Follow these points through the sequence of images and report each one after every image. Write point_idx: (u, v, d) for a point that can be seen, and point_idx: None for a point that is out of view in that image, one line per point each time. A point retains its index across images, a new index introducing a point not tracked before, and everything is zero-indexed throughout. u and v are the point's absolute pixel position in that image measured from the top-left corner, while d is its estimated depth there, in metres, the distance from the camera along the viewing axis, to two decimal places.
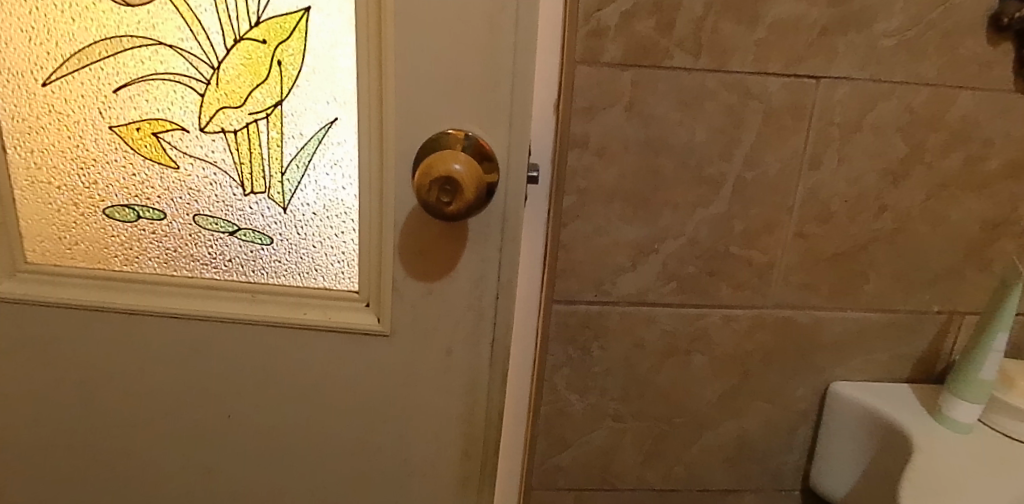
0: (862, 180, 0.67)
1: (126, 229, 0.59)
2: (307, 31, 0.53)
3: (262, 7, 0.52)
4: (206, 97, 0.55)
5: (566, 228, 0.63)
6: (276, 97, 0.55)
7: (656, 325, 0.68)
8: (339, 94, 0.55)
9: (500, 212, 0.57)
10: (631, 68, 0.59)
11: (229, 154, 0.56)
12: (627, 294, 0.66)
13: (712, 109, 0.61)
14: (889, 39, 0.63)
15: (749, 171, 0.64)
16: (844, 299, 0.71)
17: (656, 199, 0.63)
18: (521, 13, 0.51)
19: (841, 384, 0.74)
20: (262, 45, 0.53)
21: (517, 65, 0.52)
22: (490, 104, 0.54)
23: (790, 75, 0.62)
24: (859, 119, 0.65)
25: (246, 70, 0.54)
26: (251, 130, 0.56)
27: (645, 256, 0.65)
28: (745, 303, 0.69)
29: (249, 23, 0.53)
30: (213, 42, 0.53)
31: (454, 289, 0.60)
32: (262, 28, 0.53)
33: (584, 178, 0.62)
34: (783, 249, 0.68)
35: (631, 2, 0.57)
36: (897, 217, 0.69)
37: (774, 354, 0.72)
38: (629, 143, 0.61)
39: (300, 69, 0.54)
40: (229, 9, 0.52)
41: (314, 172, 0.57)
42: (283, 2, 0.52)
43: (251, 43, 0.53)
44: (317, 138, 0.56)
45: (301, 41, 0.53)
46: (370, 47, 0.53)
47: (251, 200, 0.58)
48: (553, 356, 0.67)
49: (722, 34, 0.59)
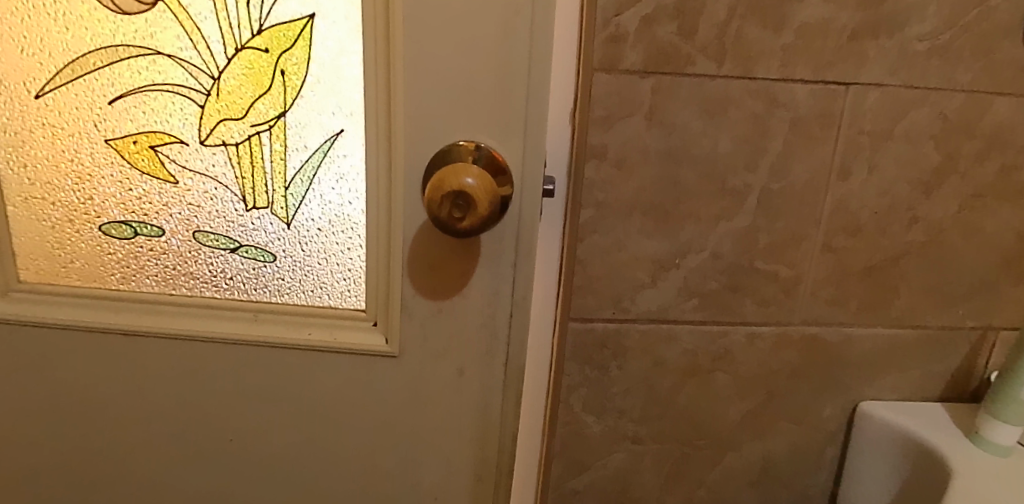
0: (893, 190, 0.64)
1: (122, 247, 0.56)
2: (312, 39, 0.51)
3: (264, 15, 0.50)
4: (206, 108, 0.52)
5: (583, 243, 0.60)
6: (279, 108, 0.52)
7: (677, 343, 0.65)
8: (345, 105, 0.52)
9: (514, 227, 0.54)
10: (652, 75, 0.56)
11: (230, 168, 0.54)
12: (647, 311, 0.63)
13: (736, 117, 0.59)
14: (922, 43, 0.60)
15: (774, 182, 0.61)
16: (874, 314, 0.68)
17: (678, 212, 0.60)
18: (536, 18, 0.48)
19: (871, 403, 0.71)
20: (264, 54, 0.51)
21: (532, 73, 0.50)
22: (504, 115, 0.51)
23: (818, 81, 0.59)
24: (890, 126, 0.62)
25: (248, 80, 0.51)
26: (253, 142, 0.53)
27: (666, 271, 0.62)
28: (771, 320, 0.66)
29: (251, 31, 0.50)
30: (213, 50, 0.51)
31: (466, 307, 0.57)
32: (265, 36, 0.50)
33: (602, 190, 0.59)
34: (810, 263, 0.65)
35: (652, 6, 0.55)
36: (930, 228, 0.66)
37: (800, 373, 0.69)
38: (649, 154, 0.58)
39: (304, 79, 0.52)
40: (230, 16, 0.50)
41: (320, 186, 0.55)
42: (286, 9, 0.50)
43: (253, 53, 0.51)
44: (322, 151, 0.54)
45: (305, 49, 0.51)
46: (377, 55, 0.50)
47: (253, 215, 0.55)
48: (570, 376, 0.64)
49: (747, 39, 0.57)
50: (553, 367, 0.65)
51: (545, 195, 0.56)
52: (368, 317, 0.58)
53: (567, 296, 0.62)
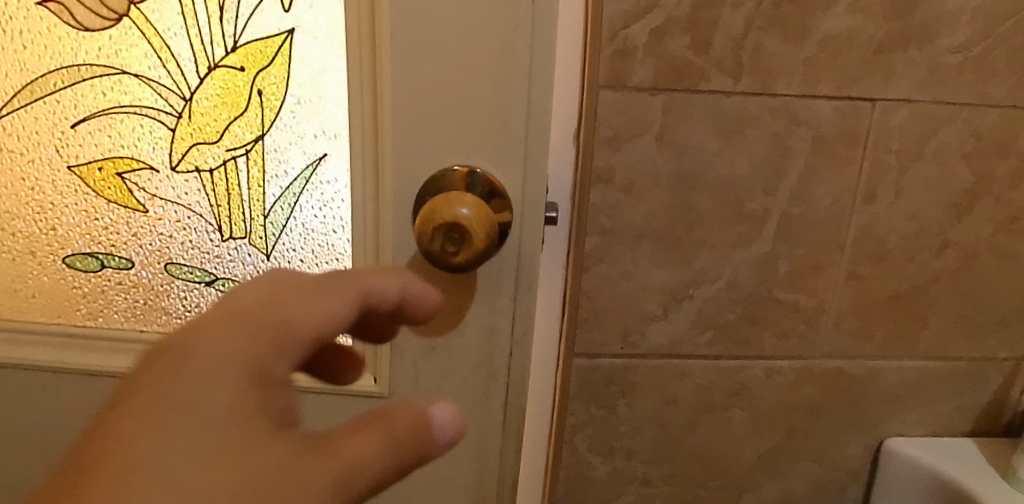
0: (922, 214, 0.59)
1: (88, 280, 0.53)
2: (291, 56, 0.46)
3: (239, 30, 0.46)
4: (178, 131, 0.48)
5: (588, 273, 0.56)
6: (257, 131, 0.48)
7: (690, 380, 0.60)
8: (329, 128, 0.48)
9: (513, 258, 0.49)
10: (663, 92, 0.52)
11: (204, 196, 0.50)
12: (658, 346, 0.58)
13: (754, 137, 0.54)
14: (952, 56, 0.55)
15: (795, 206, 0.57)
16: (902, 346, 0.63)
17: (691, 239, 0.56)
18: (537, 32, 0.44)
19: (898, 439, 0.66)
20: (240, 72, 0.46)
21: (533, 91, 0.45)
22: (502, 137, 0.46)
23: (842, 97, 0.54)
24: (919, 145, 0.57)
25: (222, 102, 0.47)
26: (229, 168, 0.49)
27: (677, 302, 0.58)
28: (791, 354, 0.61)
29: (225, 49, 0.46)
30: (183, 69, 0.46)
31: (462, 345, 0.52)
32: (240, 53, 0.46)
33: (608, 216, 0.54)
34: (833, 292, 0.60)
35: (663, 18, 0.50)
36: (961, 254, 0.61)
37: (823, 409, 0.64)
38: (660, 178, 0.54)
39: (283, 100, 0.47)
40: (201, 32, 0.46)
41: (302, 215, 0.50)
42: (263, 24, 0.45)
43: (227, 71, 0.46)
44: (304, 178, 0.49)
45: (284, 67, 0.46)
46: (363, 72, 0.45)
47: (230, 247, 0.51)
48: (574, 415, 0.60)
49: (765, 53, 0.52)
50: (555, 404, 0.61)
51: (548, 224, 0.51)
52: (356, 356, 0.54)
53: (568, 330, 0.57)
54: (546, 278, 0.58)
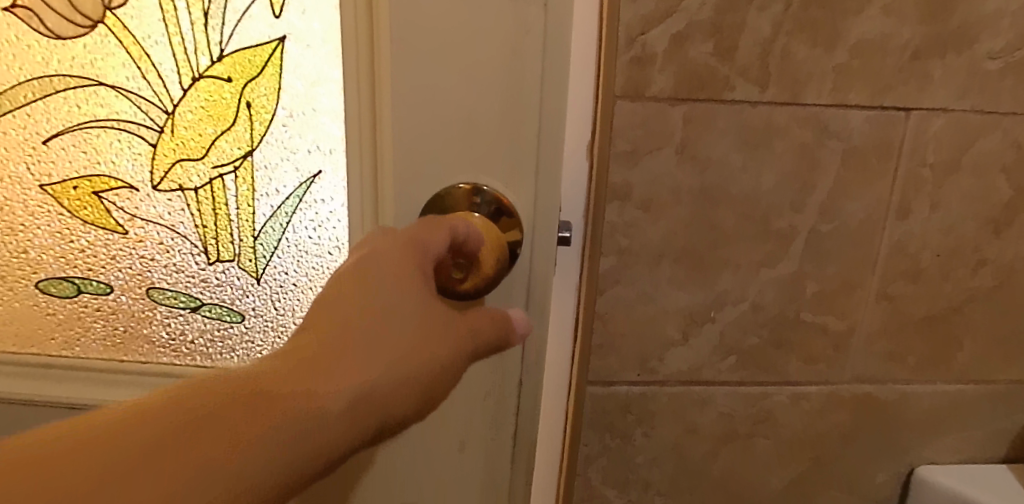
0: (958, 230, 0.55)
1: (65, 307, 0.49)
2: (282, 66, 0.42)
3: (225, 37, 0.42)
4: (160, 147, 0.44)
5: (603, 296, 0.52)
6: (246, 146, 0.44)
7: (711, 408, 0.56)
8: (323, 143, 0.44)
9: (524, 282, 0.46)
10: (684, 102, 0.48)
11: (189, 216, 0.46)
12: (677, 372, 0.55)
13: (782, 149, 0.50)
14: (994, 62, 0.51)
15: (824, 223, 0.53)
16: (935, 369, 0.59)
17: (713, 258, 0.52)
18: (550, 38, 0.39)
19: (930, 468, 0.62)
20: (227, 83, 0.43)
21: (546, 103, 0.41)
22: (512, 152, 0.42)
23: (875, 106, 0.51)
24: (957, 157, 0.53)
25: (208, 115, 0.44)
26: (216, 187, 0.45)
27: (698, 326, 0.54)
28: (818, 379, 0.57)
29: (210, 58, 0.42)
30: (165, 80, 0.43)
31: (469, 375, 0.48)
32: (226, 63, 0.42)
33: (625, 235, 0.51)
34: (863, 313, 0.56)
35: (684, 22, 0.46)
36: (1000, 271, 0.57)
37: (851, 436, 0.60)
38: (680, 194, 0.50)
39: (274, 112, 0.43)
40: (184, 40, 0.42)
41: (295, 237, 0.46)
42: (251, 31, 0.42)
43: (213, 82, 0.43)
44: (297, 196, 0.45)
45: (274, 77, 0.43)
46: (360, 82, 0.41)
47: (217, 270, 0.47)
48: (588, 445, 0.56)
49: (794, 60, 0.48)
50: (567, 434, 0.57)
51: (561, 243, 0.47)
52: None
53: (581, 356, 0.54)
54: (557, 300, 0.54)
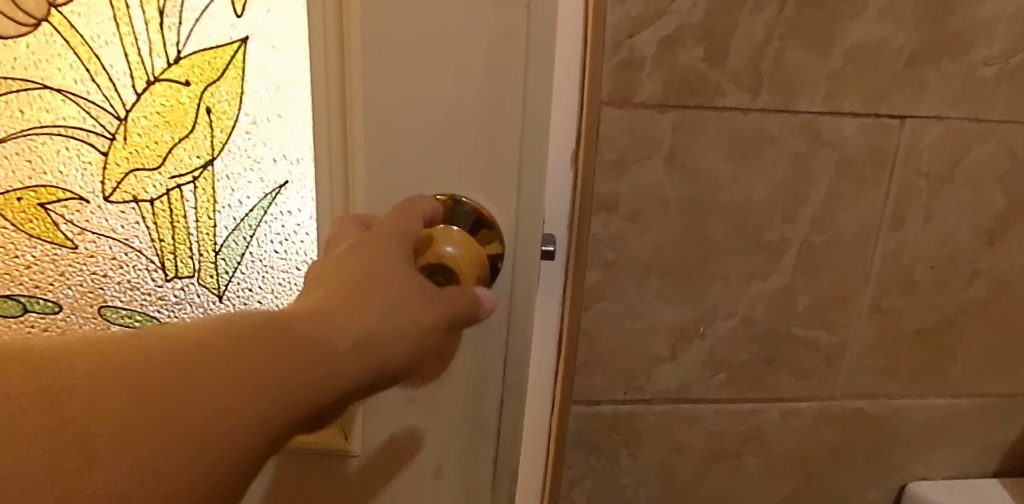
0: (953, 241, 0.54)
1: (8, 328, 0.45)
2: (245, 69, 0.39)
3: (183, 38, 0.39)
4: (112, 156, 0.41)
5: (588, 312, 0.50)
6: (206, 155, 0.41)
7: (700, 426, 0.54)
8: (291, 152, 0.41)
9: (506, 298, 0.43)
10: (673, 110, 0.46)
11: (145, 229, 0.42)
12: (664, 390, 0.53)
13: (774, 159, 0.48)
14: (990, 68, 0.49)
15: (817, 235, 0.51)
16: (928, 384, 0.58)
17: (702, 272, 0.50)
18: (533, 42, 0.37)
19: (922, 483, 0.60)
20: (185, 88, 0.40)
21: (528, 111, 0.38)
22: (493, 162, 0.40)
23: (870, 114, 0.49)
24: (952, 166, 0.51)
25: (164, 121, 0.40)
26: (173, 198, 0.42)
27: (687, 342, 0.52)
28: (809, 395, 0.56)
29: (166, 59, 0.39)
30: (116, 84, 0.39)
31: (445, 398, 0.46)
32: (184, 65, 0.39)
33: (611, 248, 0.48)
34: (856, 327, 0.54)
35: (674, 25, 0.44)
36: (993, 283, 0.55)
37: (842, 453, 0.58)
38: (668, 205, 0.48)
39: (236, 119, 0.40)
40: (137, 40, 0.39)
41: (260, 252, 0.43)
42: (211, 31, 0.38)
43: (170, 86, 0.39)
44: (262, 209, 0.42)
45: (236, 81, 0.40)
46: (329, 87, 0.38)
47: (175, 287, 0.44)
48: (572, 467, 0.54)
49: (787, 65, 0.46)
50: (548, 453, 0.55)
51: (544, 258, 0.45)
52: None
53: (564, 373, 0.51)
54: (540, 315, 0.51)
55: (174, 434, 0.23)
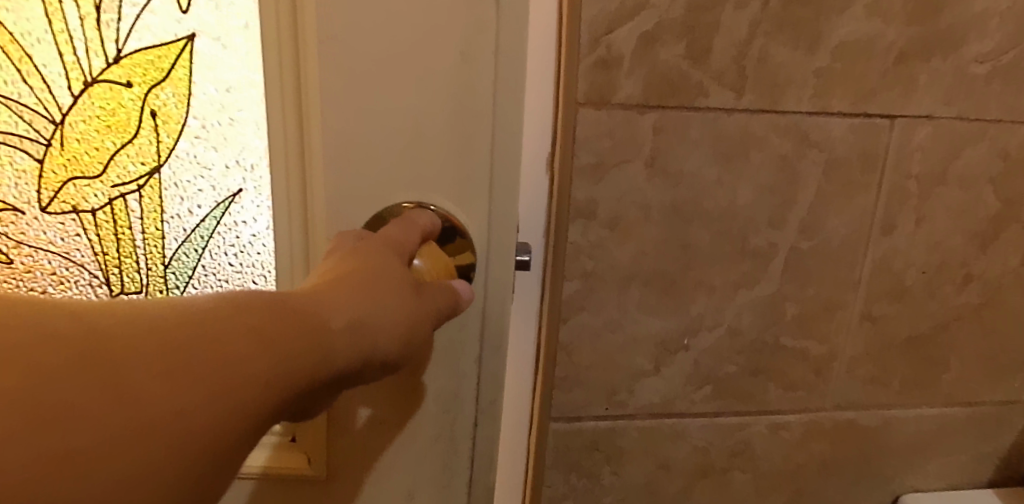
0: (944, 245, 0.52)
1: None
2: (192, 69, 0.36)
3: (122, 35, 0.35)
4: (48, 163, 0.37)
5: (567, 324, 0.47)
6: (151, 162, 0.38)
7: (685, 441, 0.52)
8: (245, 158, 0.38)
9: (478, 313, 0.40)
10: (654, 111, 0.43)
11: (87, 241, 0.39)
12: (648, 404, 0.50)
13: (759, 162, 0.46)
14: (980, 66, 0.47)
15: (805, 240, 0.49)
16: (919, 393, 0.56)
17: (686, 280, 0.48)
18: (503, 37, 0.34)
19: (915, 495, 0.58)
20: (127, 89, 0.36)
21: (499, 111, 0.36)
22: (463, 167, 0.37)
23: (858, 114, 0.47)
24: (943, 168, 0.49)
25: (104, 125, 0.37)
26: (117, 208, 0.39)
27: (671, 355, 0.49)
28: (798, 407, 0.53)
29: (105, 59, 0.36)
30: (50, 85, 0.36)
31: (415, 418, 0.43)
32: (125, 65, 0.36)
33: (590, 257, 0.46)
34: (845, 335, 0.52)
35: (653, 21, 0.42)
36: (985, 289, 0.54)
37: (832, 465, 0.56)
38: (649, 211, 0.46)
39: (184, 122, 0.37)
40: (72, 38, 0.35)
41: (213, 264, 0.40)
42: (152, 28, 0.35)
43: (109, 88, 0.36)
44: (214, 218, 0.39)
45: (183, 82, 0.36)
46: (284, 88, 0.35)
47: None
48: (551, 487, 0.51)
49: (772, 63, 0.44)
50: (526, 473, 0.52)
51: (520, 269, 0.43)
52: (285, 431, 0.44)
53: (542, 388, 0.49)
54: (516, 327, 0.49)
55: (184, 377, 0.20)
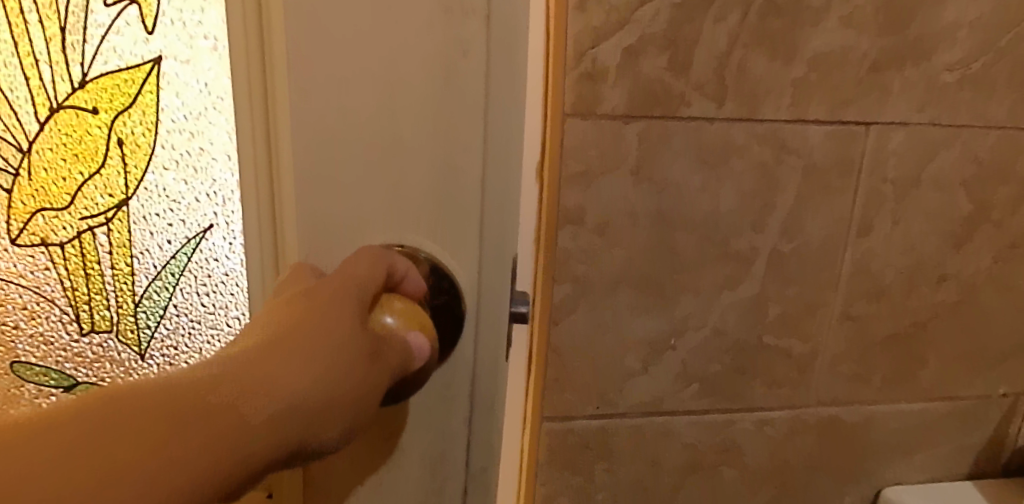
0: (920, 246, 0.54)
1: None
2: (156, 95, 0.35)
3: (88, 58, 0.35)
4: (17, 194, 0.38)
5: (558, 327, 0.49)
6: (119, 194, 0.37)
7: (675, 439, 0.54)
8: (218, 190, 0.36)
9: (466, 366, 0.37)
10: (638, 120, 0.45)
11: (57, 277, 0.39)
12: (638, 403, 0.52)
13: (741, 168, 0.48)
14: (951, 74, 0.50)
15: (786, 243, 0.51)
16: (900, 388, 0.58)
17: (672, 283, 0.50)
18: (495, 53, 0.30)
19: (897, 488, 0.60)
20: (93, 116, 0.36)
21: (492, 133, 0.32)
22: (448, 195, 0.33)
23: (835, 121, 0.49)
24: (917, 171, 0.52)
25: (72, 154, 0.37)
26: (85, 240, 0.38)
27: (659, 355, 0.51)
28: (783, 404, 0.55)
29: (71, 85, 0.36)
30: (17, 111, 0.36)
31: (402, 478, 0.38)
32: (91, 91, 0.36)
33: (580, 262, 0.48)
34: (827, 334, 0.54)
35: (637, 35, 0.43)
36: (960, 287, 0.56)
37: (817, 460, 0.58)
38: (636, 217, 0.47)
39: (152, 150, 0.36)
40: (38, 61, 0.35)
41: (184, 302, 0.39)
42: (116, 53, 0.35)
43: (76, 114, 0.36)
44: (185, 254, 0.38)
45: (147, 109, 0.35)
46: (250, 110, 0.32)
47: (92, 342, 0.40)
48: (546, 485, 0.53)
49: (751, 74, 0.46)
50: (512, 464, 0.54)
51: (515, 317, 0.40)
52: (262, 487, 0.41)
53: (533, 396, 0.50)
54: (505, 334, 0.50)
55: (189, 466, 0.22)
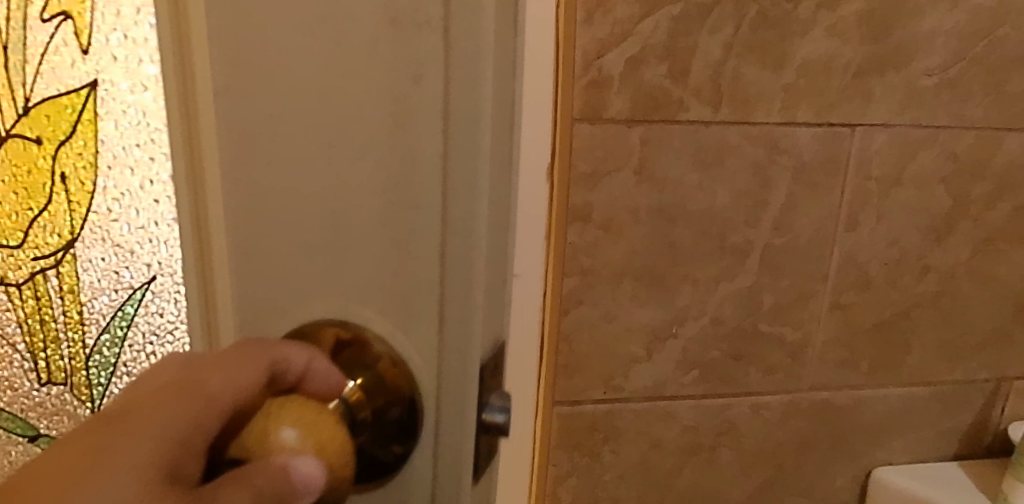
0: (903, 239, 0.57)
1: None
2: (95, 119, 0.35)
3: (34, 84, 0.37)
4: None
5: (568, 316, 0.52)
6: (66, 234, 0.38)
7: (675, 422, 0.57)
8: (150, 231, 0.35)
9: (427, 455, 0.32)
10: (640, 124, 0.49)
11: (16, 320, 0.40)
12: (641, 388, 0.56)
13: (735, 168, 0.52)
14: (930, 79, 0.53)
15: (778, 237, 0.54)
16: (887, 374, 0.62)
17: (673, 275, 0.53)
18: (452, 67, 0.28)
19: (885, 468, 0.64)
20: (39, 146, 0.38)
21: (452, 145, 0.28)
22: (393, 214, 0.29)
23: (822, 123, 0.52)
24: (899, 170, 0.55)
25: (15, 184, 0.38)
26: (37, 283, 0.39)
27: (661, 342, 0.55)
28: (778, 388, 0.59)
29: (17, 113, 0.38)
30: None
31: None
32: (32, 117, 0.38)
33: (587, 256, 0.51)
34: (818, 323, 0.58)
35: (640, 45, 0.47)
36: (942, 278, 0.59)
37: (810, 442, 0.62)
38: (639, 213, 0.51)
39: (95, 184, 0.36)
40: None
41: (130, 357, 0.39)
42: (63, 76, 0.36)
43: (22, 143, 0.38)
44: (132, 307, 0.37)
45: (88, 132, 0.36)
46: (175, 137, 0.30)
47: (50, 392, 0.41)
48: (556, 466, 0.56)
49: (744, 81, 0.50)
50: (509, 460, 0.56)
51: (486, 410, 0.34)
52: None
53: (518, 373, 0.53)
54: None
55: None
